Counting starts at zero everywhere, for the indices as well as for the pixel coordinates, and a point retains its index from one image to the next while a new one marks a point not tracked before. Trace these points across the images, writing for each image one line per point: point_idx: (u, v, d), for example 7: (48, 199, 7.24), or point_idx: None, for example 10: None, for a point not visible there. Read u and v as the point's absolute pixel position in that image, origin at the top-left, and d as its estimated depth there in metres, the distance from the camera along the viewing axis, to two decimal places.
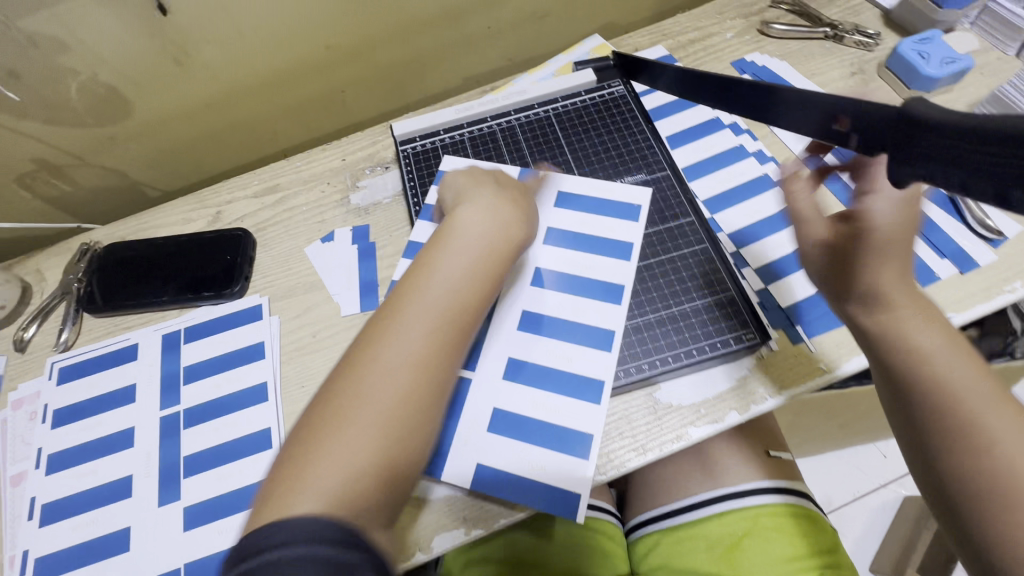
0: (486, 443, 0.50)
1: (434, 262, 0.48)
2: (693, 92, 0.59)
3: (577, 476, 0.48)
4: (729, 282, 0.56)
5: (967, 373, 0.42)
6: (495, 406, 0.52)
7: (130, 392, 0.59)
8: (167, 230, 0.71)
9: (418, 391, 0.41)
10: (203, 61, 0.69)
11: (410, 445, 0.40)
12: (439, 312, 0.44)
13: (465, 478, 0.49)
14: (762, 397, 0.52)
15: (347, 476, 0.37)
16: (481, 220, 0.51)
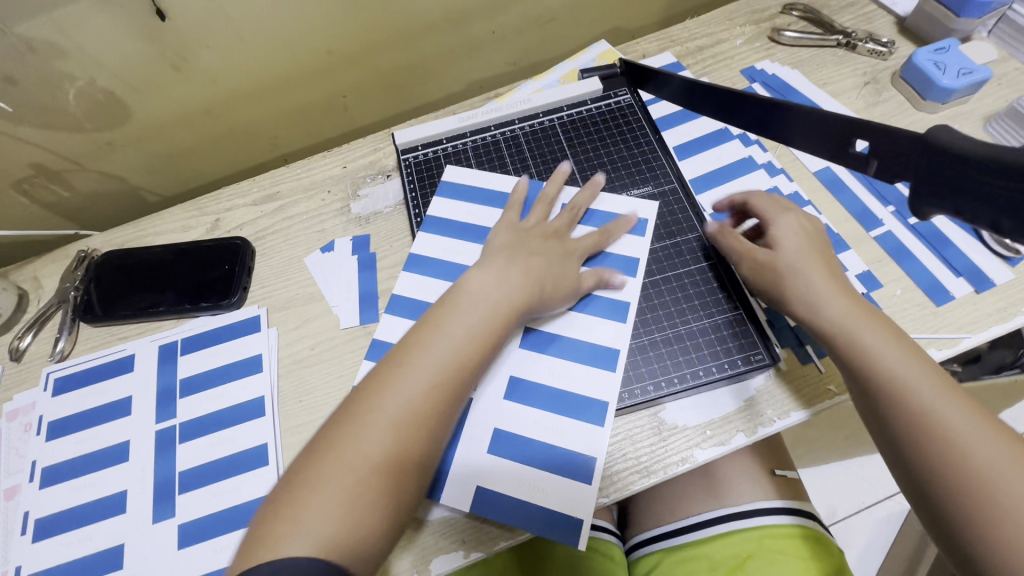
0: (486, 466, 0.49)
1: (442, 322, 0.48)
2: (700, 106, 0.62)
3: (577, 497, 0.47)
4: (737, 301, 0.55)
5: (919, 371, 0.44)
6: (495, 426, 0.50)
7: (125, 404, 0.58)
8: (165, 238, 0.70)
9: (407, 451, 0.42)
10: (203, 66, 0.68)
11: (403, 496, 0.41)
12: (441, 374, 0.45)
13: (462, 502, 0.48)
14: (770, 419, 0.51)
15: (342, 524, 0.38)
16: (494, 273, 0.51)
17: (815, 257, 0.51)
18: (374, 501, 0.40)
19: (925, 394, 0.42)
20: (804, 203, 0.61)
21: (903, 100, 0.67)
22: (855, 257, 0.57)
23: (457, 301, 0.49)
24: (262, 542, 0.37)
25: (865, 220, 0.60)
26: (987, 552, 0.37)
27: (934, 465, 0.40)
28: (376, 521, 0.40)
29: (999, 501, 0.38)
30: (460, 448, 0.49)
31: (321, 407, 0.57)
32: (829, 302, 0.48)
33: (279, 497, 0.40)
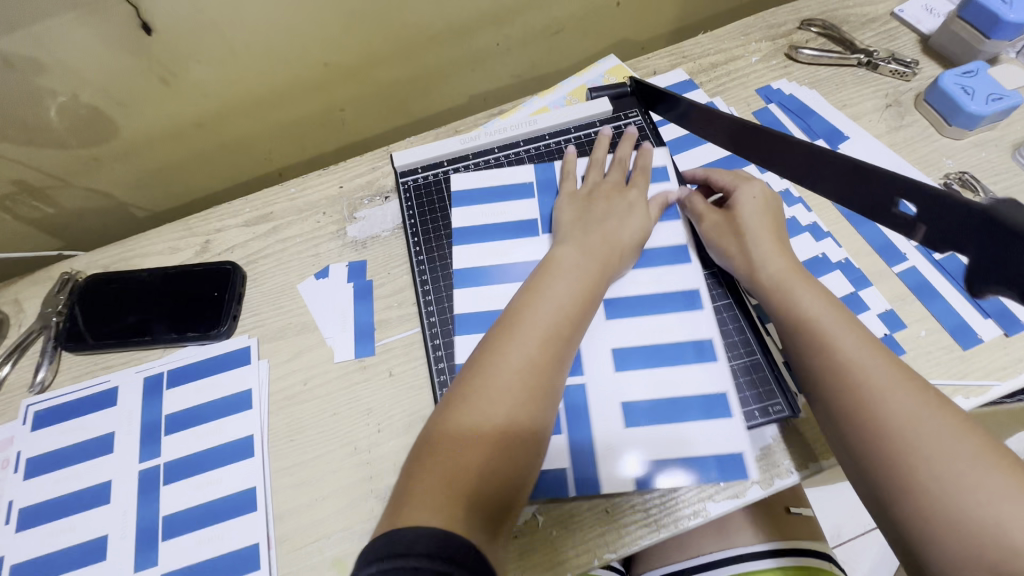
0: (630, 439, 0.49)
1: (544, 287, 0.49)
2: (721, 138, 0.61)
3: (734, 434, 0.48)
4: (756, 346, 0.53)
5: (845, 328, 0.45)
6: (622, 401, 0.50)
7: (108, 441, 0.56)
8: (152, 260, 0.67)
9: (532, 403, 0.44)
10: (193, 80, 0.65)
11: (520, 457, 0.42)
12: (553, 331, 0.47)
13: (623, 476, 0.48)
14: (787, 470, 0.48)
15: (468, 472, 0.40)
16: (587, 239, 0.53)
17: (764, 221, 0.54)
18: (506, 456, 0.41)
19: (849, 351, 0.44)
20: (824, 235, 0.58)
21: (927, 124, 0.64)
22: (877, 294, 0.55)
23: (555, 266, 0.51)
24: (405, 505, 0.38)
25: (887, 254, 0.57)
26: (905, 507, 0.38)
27: (856, 423, 0.41)
28: (497, 472, 0.41)
29: (924, 452, 0.38)
30: (597, 411, 0.50)
31: (312, 447, 0.54)
32: (770, 264, 0.51)
33: (415, 463, 0.41)
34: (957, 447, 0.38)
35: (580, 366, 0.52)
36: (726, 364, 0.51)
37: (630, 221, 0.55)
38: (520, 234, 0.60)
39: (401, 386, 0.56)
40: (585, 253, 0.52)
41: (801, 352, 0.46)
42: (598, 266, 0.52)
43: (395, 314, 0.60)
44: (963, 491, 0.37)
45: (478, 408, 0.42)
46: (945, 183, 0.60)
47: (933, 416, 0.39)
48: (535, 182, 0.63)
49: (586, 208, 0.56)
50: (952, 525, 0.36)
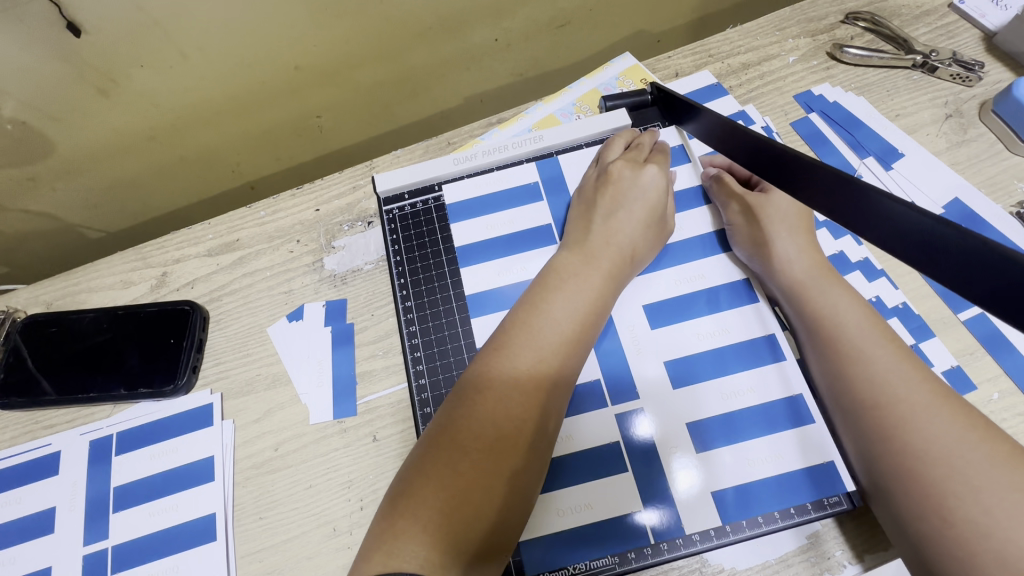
0: (704, 466, 0.43)
1: (541, 301, 0.43)
2: (733, 149, 0.48)
3: (816, 445, 0.43)
4: (808, 417, 0.43)
5: (883, 342, 0.40)
6: (686, 423, 0.44)
7: (48, 518, 0.48)
8: (101, 296, 0.58)
9: (527, 438, 0.38)
10: (139, 86, 0.55)
11: (513, 490, 0.37)
12: (551, 354, 0.41)
13: (704, 507, 0.42)
14: (839, 565, 0.41)
15: (448, 509, 0.35)
16: (591, 242, 0.47)
17: (795, 219, 0.48)
18: (494, 494, 0.36)
19: (883, 367, 0.38)
20: (877, 274, 0.50)
21: (995, 138, 0.55)
22: (941, 347, 0.47)
23: (556, 275, 0.45)
24: (380, 548, 0.34)
25: (952, 299, 0.48)
26: (940, 539, 0.33)
27: (889, 444, 0.36)
28: (486, 508, 0.36)
29: (968, 480, 0.33)
30: (658, 427, 0.44)
31: (284, 527, 0.47)
32: (794, 262, 0.46)
33: (393, 499, 0.37)
34: (1007, 477, 0.32)
35: (630, 388, 0.46)
36: (791, 364, 0.45)
37: (650, 220, 0.48)
38: (532, 245, 0.53)
39: (386, 453, 0.48)
40: (592, 260, 0.46)
41: (829, 365, 0.41)
42: (608, 273, 0.45)
43: (380, 365, 0.52)
44: (1013, 525, 0.31)
45: (466, 441, 0.37)
46: (1018, 211, 0.51)
47: (979, 441, 0.34)
48: (540, 182, 0.56)
49: (591, 205, 0.49)
50: (998, 561, 0.30)
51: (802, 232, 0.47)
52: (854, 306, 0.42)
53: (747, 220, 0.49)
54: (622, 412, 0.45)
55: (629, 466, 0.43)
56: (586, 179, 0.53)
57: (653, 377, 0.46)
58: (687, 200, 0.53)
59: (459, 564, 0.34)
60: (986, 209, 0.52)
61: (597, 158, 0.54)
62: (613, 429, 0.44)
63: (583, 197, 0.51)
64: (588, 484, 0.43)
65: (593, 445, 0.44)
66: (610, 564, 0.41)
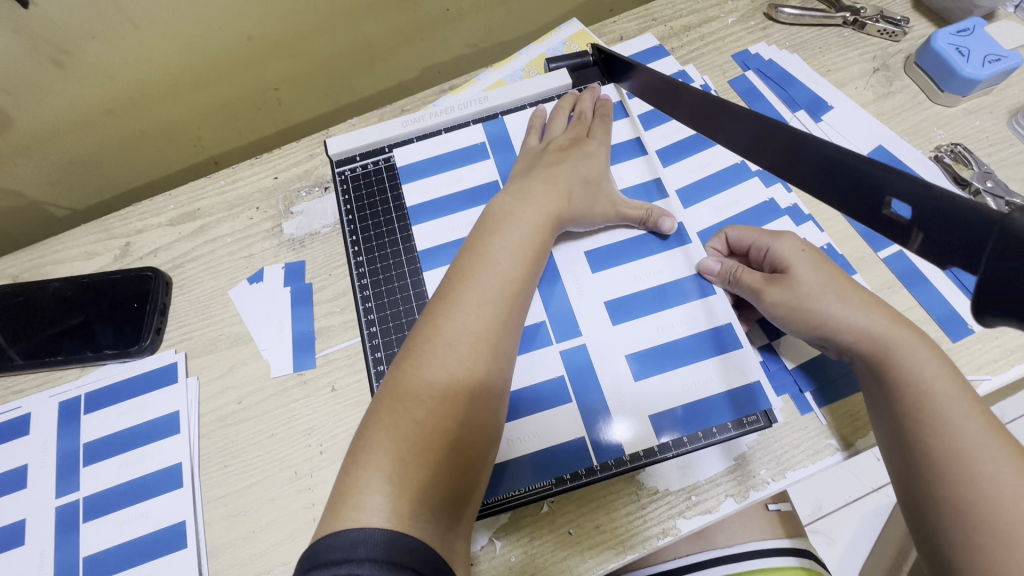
0: (640, 394, 0.46)
1: (482, 247, 0.44)
2: (668, 104, 0.51)
3: (740, 368, 0.46)
4: (735, 344, 0.47)
5: (971, 415, 0.35)
6: (625, 354, 0.47)
7: (21, 475, 0.50)
8: (66, 267, 0.60)
9: (480, 378, 0.40)
10: (92, 58, 0.56)
11: (470, 434, 0.38)
12: (496, 298, 0.42)
13: (641, 430, 0.45)
14: (764, 481, 0.44)
15: (407, 454, 0.35)
16: (531, 190, 0.48)
17: (829, 275, 0.42)
18: (456, 443, 0.37)
19: (971, 442, 0.34)
20: (804, 218, 0.53)
21: (917, 90, 0.58)
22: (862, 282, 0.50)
23: (496, 220, 0.47)
24: (343, 503, 0.34)
25: (872, 239, 0.52)
26: None
27: (966, 519, 0.33)
28: (444, 455, 0.36)
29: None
30: (601, 360, 0.47)
31: (248, 473, 0.49)
32: (862, 330, 0.40)
33: (352, 455, 0.36)
34: None
35: (574, 327, 0.48)
36: (720, 298, 0.48)
37: (587, 170, 0.51)
38: (479, 200, 0.55)
39: (344, 401, 0.51)
40: (532, 204, 0.47)
41: (903, 425, 0.37)
42: (552, 216, 0.47)
43: (337, 321, 0.54)
44: None
45: (422, 394, 0.38)
46: (936, 156, 0.55)
47: None
48: (487, 141, 0.58)
49: (534, 164, 0.52)
50: None
51: (857, 299, 0.41)
52: (944, 381, 0.37)
53: (784, 308, 0.43)
54: (566, 349, 0.48)
55: (574, 400, 0.46)
56: (531, 141, 0.55)
57: (594, 316, 0.49)
58: (626, 152, 0.55)
59: (428, 509, 0.35)
60: (908, 155, 0.55)
61: (540, 118, 0.57)
62: (558, 365, 0.47)
63: (529, 157, 0.53)
64: (532, 415, 0.46)
65: (537, 381, 0.47)
66: (549, 487, 0.44)
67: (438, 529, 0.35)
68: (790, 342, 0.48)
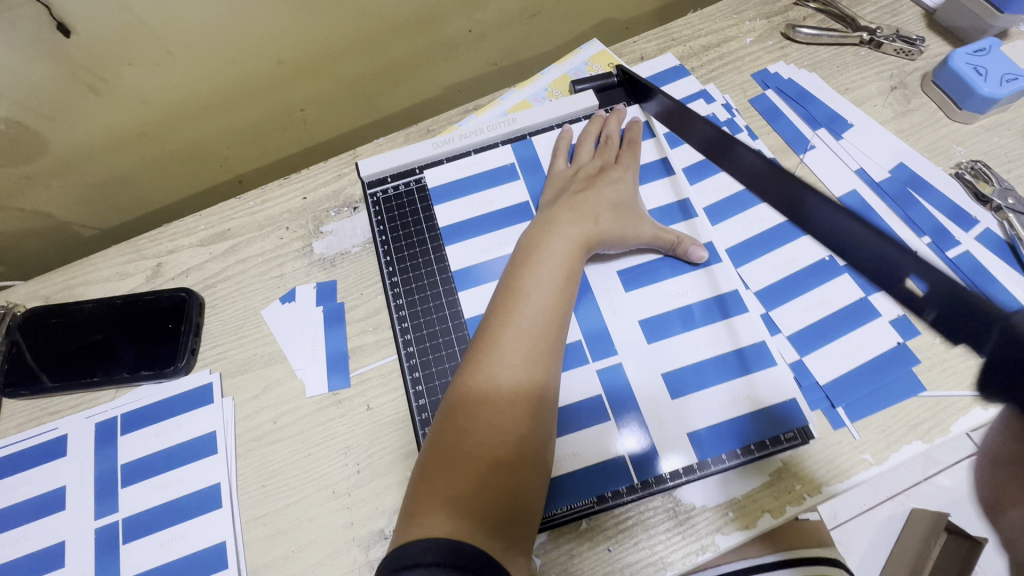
0: (679, 412, 0.47)
1: (519, 275, 0.46)
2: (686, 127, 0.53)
3: (777, 384, 0.47)
4: (768, 362, 0.48)
5: None
6: (661, 372, 0.48)
7: (59, 497, 0.50)
8: (98, 288, 0.61)
9: (529, 400, 0.41)
10: (128, 84, 0.57)
11: (520, 453, 0.39)
12: (536, 321, 0.43)
13: (681, 449, 0.46)
14: (801, 497, 0.45)
15: (463, 476, 0.37)
16: (563, 215, 0.50)
17: None
18: (507, 462, 0.38)
19: None
20: None
21: (935, 107, 0.60)
22: (889, 298, 0.51)
23: (529, 249, 0.48)
24: (410, 523, 0.36)
25: None
26: None
27: None
28: (498, 473, 0.38)
29: None
30: (637, 381, 0.48)
31: (286, 492, 0.49)
32: None
33: (415, 480, 0.39)
34: None
35: (610, 346, 0.49)
36: (753, 314, 0.49)
37: (618, 194, 0.52)
38: (510, 220, 0.56)
39: (380, 420, 0.51)
40: (565, 230, 0.49)
41: None
42: (586, 240, 0.49)
43: (370, 340, 0.55)
44: None
45: (468, 426, 0.39)
46: (956, 173, 0.56)
47: None
48: (516, 162, 0.59)
49: (565, 190, 0.53)
50: None
51: None
52: None
53: None
54: (603, 367, 0.48)
55: (611, 418, 0.47)
56: (559, 163, 0.56)
57: (629, 333, 0.50)
58: (654, 172, 0.57)
59: (486, 526, 0.36)
60: (929, 172, 0.56)
61: (568, 139, 0.58)
62: (594, 384, 0.48)
63: (559, 183, 0.55)
64: (572, 435, 0.46)
65: (575, 399, 0.48)
66: (590, 505, 0.45)
67: (498, 544, 0.36)
68: (820, 360, 0.49)
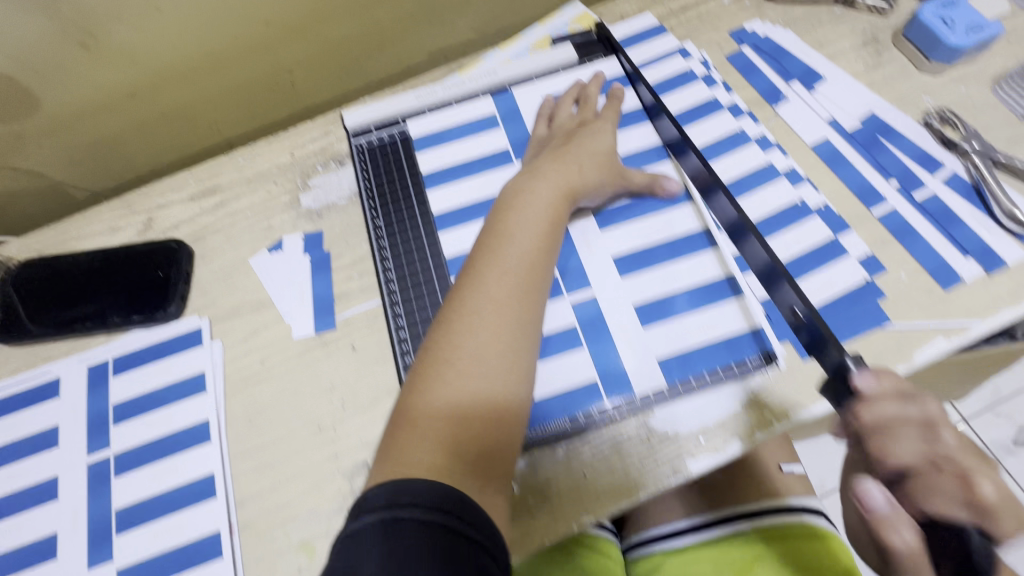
0: (649, 339, 0.49)
1: (500, 227, 0.48)
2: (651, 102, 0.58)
3: (744, 313, 0.49)
4: (732, 293, 0.50)
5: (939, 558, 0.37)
6: (633, 303, 0.50)
7: (53, 435, 0.52)
8: (91, 242, 0.62)
9: (510, 344, 0.42)
10: (117, 42, 0.59)
11: (499, 394, 0.40)
12: (516, 269, 0.45)
13: (651, 373, 0.48)
14: (770, 424, 0.46)
15: (443, 416, 0.39)
16: (544, 169, 0.51)
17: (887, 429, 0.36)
18: (485, 402, 0.40)
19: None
20: (801, 180, 0.56)
21: (906, 61, 0.61)
22: (856, 238, 0.53)
23: (511, 201, 0.49)
24: (388, 461, 0.38)
25: (866, 196, 0.54)
26: None
27: None
28: (476, 414, 0.39)
29: None
30: (610, 313, 0.50)
31: (273, 428, 0.51)
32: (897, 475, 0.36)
33: (395, 421, 0.40)
34: None
35: (584, 280, 0.52)
36: (722, 249, 0.51)
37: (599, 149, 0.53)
38: (490, 167, 0.58)
39: (365, 360, 0.53)
40: (545, 184, 0.50)
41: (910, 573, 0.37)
42: (566, 192, 0.50)
43: (355, 286, 0.56)
44: None
45: (448, 369, 0.41)
46: (925, 121, 0.57)
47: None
48: (496, 113, 0.61)
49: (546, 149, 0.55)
50: None
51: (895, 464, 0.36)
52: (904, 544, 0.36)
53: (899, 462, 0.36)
54: (578, 300, 0.51)
55: (585, 346, 0.49)
56: (541, 124, 0.58)
57: (604, 269, 0.52)
58: (630, 120, 0.59)
59: (464, 464, 0.38)
60: (898, 121, 0.58)
61: (548, 108, 0.59)
62: (570, 315, 0.50)
63: (541, 143, 0.56)
64: (548, 361, 0.49)
65: (551, 328, 0.50)
66: (564, 426, 0.47)
67: (475, 482, 0.37)
68: None
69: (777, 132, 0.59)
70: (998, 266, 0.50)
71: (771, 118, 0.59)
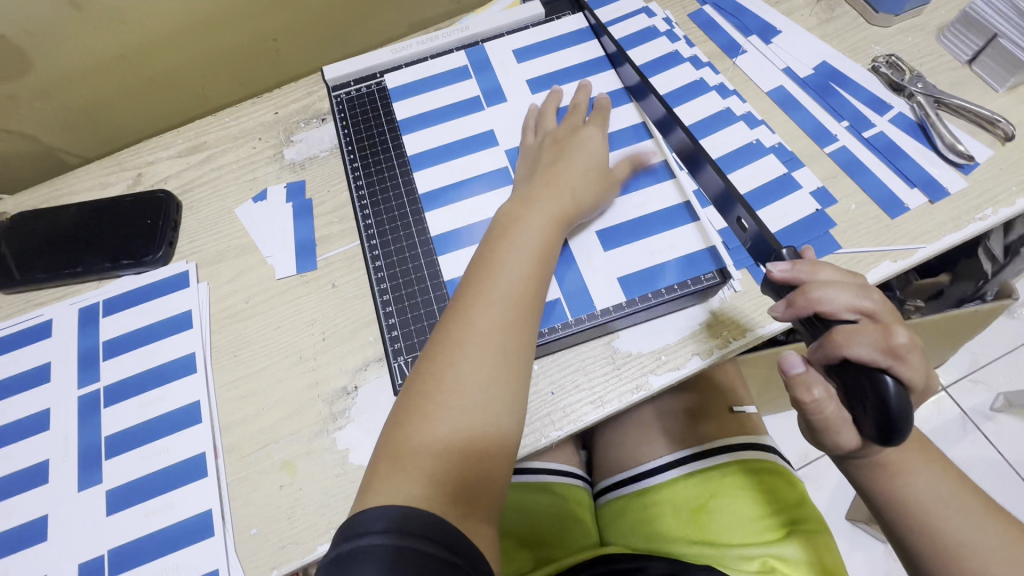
0: (610, 261, 0.51)
1: (494, 254, 0.46)
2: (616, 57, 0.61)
3: (701, 234, 0.51)
4: (690, 216, 0.52)
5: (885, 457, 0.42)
6: (596, 229, 0.52)
7: (45, 370, 0.54)
8: (82, 197, 0.65)
9: (500, 380, 0.41)
10: (106, 4, 0.61)
11: (488, 428, 0.40)
12: (510, 302, 0.43)
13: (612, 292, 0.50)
14: (727, 340, 0.49)
15: (430, 449, 0.39)
16: (535, 190, 0.50)
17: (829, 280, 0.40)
18: (473, 437, 0.40)
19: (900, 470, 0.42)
20: (758, 123, 0.59)
21: (857, 14, 0.65)
22: (809, 174, 0.56)
23: (504, 227, 0.48)
24: (373, 488, 0.38)
25: (819, 136, 0.57)
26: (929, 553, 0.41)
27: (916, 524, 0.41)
28: (464, 448, 0.39)
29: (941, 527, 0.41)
30: (575, 237, 0.52)
31: (256, 360, 0.53)
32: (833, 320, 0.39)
33: (381, 449, 0.40)
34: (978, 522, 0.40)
35: None
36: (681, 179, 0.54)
37: (591, 166, 0.52)
38: (462, 114, 0.61)
39: (344, 296, 0.55)
40: (539, 209, 0.48)
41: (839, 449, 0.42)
42: (560, 218, 0.48)
43: (336, 229, 0.59)
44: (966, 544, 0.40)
45: (437, 404, 0.40)
46: (874, 67, 0.60)
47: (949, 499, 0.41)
48: (468, 65, 0.64)
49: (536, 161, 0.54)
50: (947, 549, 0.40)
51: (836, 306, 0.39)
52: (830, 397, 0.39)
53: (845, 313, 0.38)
54: None
55: None
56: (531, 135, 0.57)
57: None
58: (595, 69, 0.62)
59: (448, 495, 0.38)
60: (849, 68, 0.61)
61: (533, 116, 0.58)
62: None
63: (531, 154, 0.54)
64: None
65: None
66: None
67: (459, 513, 0.38)
68: None
69: (736, 82, 0.62)
70: (941, 194, 0.53)
71: (729, 69, 0.63)
